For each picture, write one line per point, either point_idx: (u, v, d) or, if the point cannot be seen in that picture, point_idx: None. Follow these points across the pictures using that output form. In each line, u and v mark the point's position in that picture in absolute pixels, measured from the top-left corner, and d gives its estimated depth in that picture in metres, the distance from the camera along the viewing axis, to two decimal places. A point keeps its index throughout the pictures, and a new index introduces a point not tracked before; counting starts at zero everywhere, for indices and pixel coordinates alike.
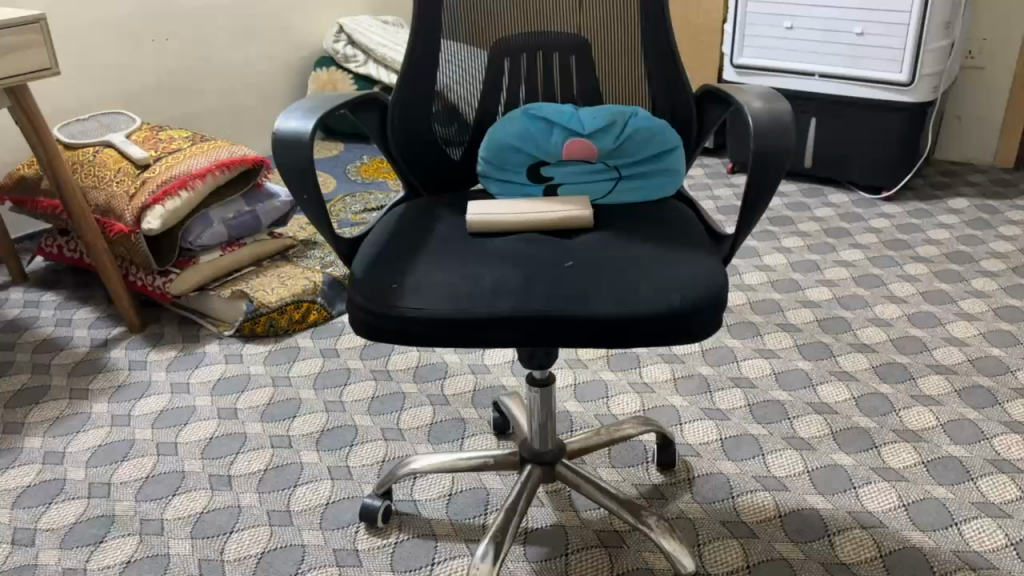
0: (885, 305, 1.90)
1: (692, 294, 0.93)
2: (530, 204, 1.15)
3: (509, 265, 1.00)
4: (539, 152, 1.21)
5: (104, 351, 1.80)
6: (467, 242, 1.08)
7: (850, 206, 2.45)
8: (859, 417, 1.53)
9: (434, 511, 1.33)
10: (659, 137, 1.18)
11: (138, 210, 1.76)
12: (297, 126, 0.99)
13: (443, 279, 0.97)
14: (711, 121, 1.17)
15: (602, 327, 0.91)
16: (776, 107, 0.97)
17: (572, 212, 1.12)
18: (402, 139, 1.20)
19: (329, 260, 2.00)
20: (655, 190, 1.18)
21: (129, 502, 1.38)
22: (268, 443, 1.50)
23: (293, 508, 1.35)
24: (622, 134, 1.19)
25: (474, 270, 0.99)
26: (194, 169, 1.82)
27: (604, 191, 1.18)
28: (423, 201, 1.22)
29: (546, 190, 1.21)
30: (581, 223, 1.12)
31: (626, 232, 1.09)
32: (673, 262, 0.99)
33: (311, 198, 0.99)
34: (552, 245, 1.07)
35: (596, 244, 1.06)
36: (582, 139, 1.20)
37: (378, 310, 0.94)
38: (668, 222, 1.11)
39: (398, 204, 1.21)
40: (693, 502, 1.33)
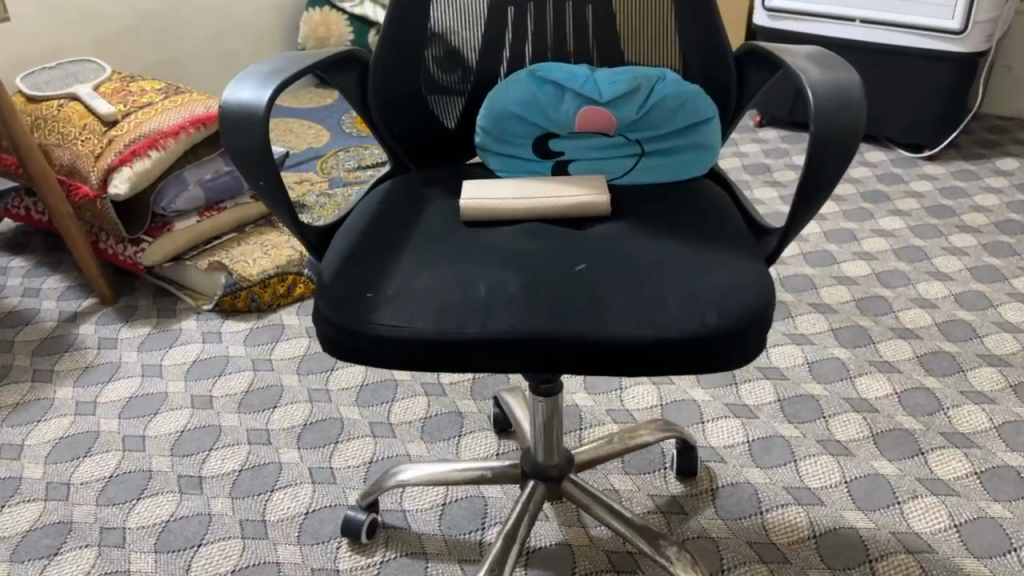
0: (929, 283, 1.72)
1: (730, 311, 0.75)
2: (534, 186, 0.97)
3: (509, 266, 0.83)
4: (547, 121, 1.02)
5: (72, 326, 1.65)
6: (459, 235, 0.91)
7: (888, 166, 2.25)
8: (902, 416, 1.37)
9: (426, 525, 1.19)
10: (690, 106, 0.99)
11: (105, 172, 1.60)
12: (248, 97, 0.81)
13: (427, 286, 0.79)
14: (754, 87, 0.98)
15: (620, 352, 0.74)
16: (840, 78, 0.79)
17: (586, 199, 0.94)
18: (387, 104, 1.02)
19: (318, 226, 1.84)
20: (683, 169, 1.00)
21: (89, 506, 1.25)
22: (244, 439, 1.36)
23: (268, 518, 1.21)
24: (647, 102, 0.99)
25: (464, 274, 0.82)
26: (166, 126, 1.64)
27: (623, 169, 1.01)
28: (411, 178, 1.04)
29: (555, 168, 1.03)
30: (596, 212, 0.94)
31: (648, 224, 0.92)
32: (707, 267, 0.82)
33: (269, 184, 0.81)
34: (561, 240, 0.89)
35: (612, 240, 0.88)
36: (599, 108, 1.00)
37: (345, 325, 0.77)
38: (700, 213, 0.93)
39: (382, 183, 1.04)
40: (717, 518, 1.19)
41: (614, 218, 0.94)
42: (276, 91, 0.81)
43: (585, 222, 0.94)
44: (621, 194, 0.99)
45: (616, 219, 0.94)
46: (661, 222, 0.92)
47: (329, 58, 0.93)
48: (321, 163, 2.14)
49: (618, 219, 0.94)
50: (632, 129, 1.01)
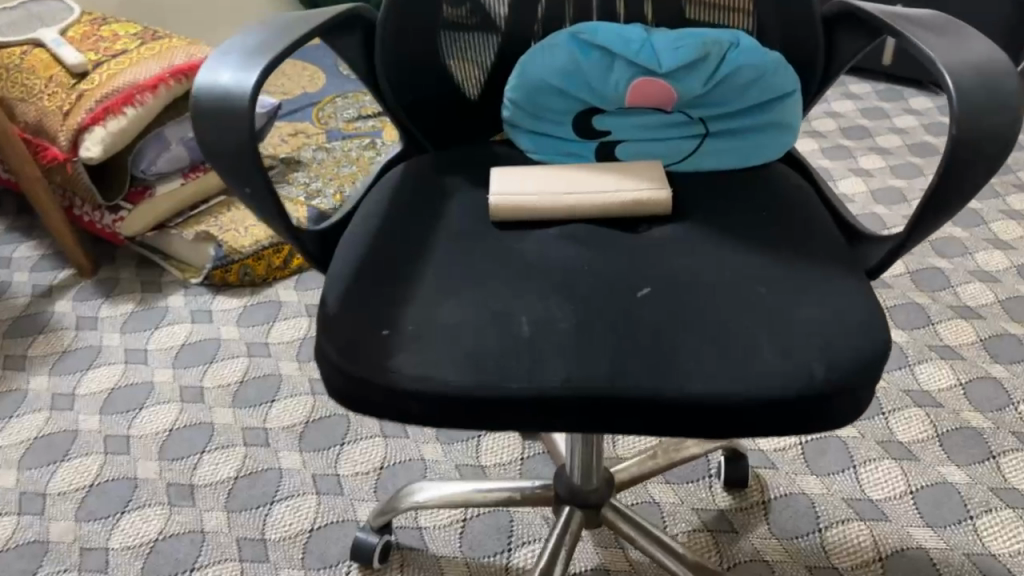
0: (989, 252, 1.57)
1: (836, 362, 0.60)
2: (578, 178, 0.81)
3: (555, 292, 0.67)
4: (591, 96, 0.85)
5: (48, 304, 1.50)
6: (490, 244, 0.75)
7: (935, 114, 2.07)
8: (969, 413, 1.24)
9: (445, 546, 1.07)
10: (767, 79, 0.82)
11: (76, 133, 1.42)
12: (228, 84, 0.64)
13: (457, 321, 0.64)
14: (846, 57, 0.81)
15: (701, 414, 0.59)
16: (982, 59, 0.62)
17: (641, 195, 0.78)
18: (398, 73, 0.86)
19: (314, 187, 1.67)
20: (755, 155, 0.83)
21: (68, 522, 1.12)
22: (239, 440, 1.22)
23: (269, 537, 1.09)
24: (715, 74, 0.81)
25: (501, 303, 0.66)
26: (143, 79, 1.45)
27: (682, 154, 0.84)
28: (425, 164, 0.87)
29: (600, 151, 0.87)
30: (651, 211, 0.78)
31: (718, 229, 0.76)
32: (800, 294, 0.66)
33: (256, 193, 0.65)
34: (613, 250, 0.73)
35: (678, 250, 0.72)
36: (657, 81, 0.83)
37: (357, 372, 0.62)
38: (779, 214, 0.77)
39: (394, 168, 0.88)
40: (770, 538, 1.07)
41: (673, 221, 0.78)
42: (263, 75, 0.64)
43: (639, 223, 0.78)
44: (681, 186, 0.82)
45: (677, 220, 0.78)
46: (733, 225, 0.76)
47: (329, 24, 0.75)
48: (318, 111, 1.95)
49: (680, 220, 0.78)
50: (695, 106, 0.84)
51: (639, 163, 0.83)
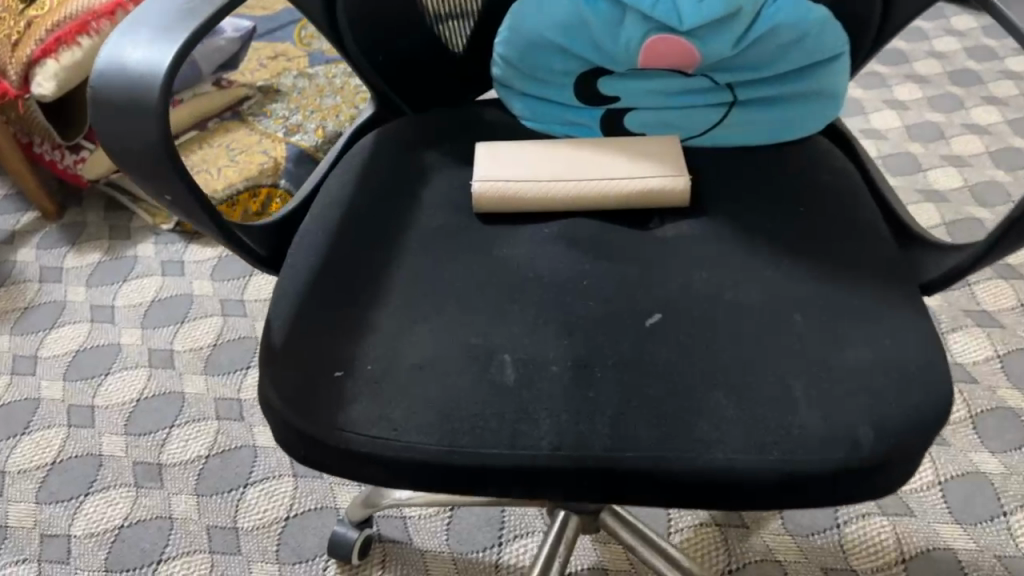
0: None
1: (888, 422, 0.49)
2: (578, 159, 0.68)
3: (546, 318, 0.55)
4: (597, 56, 0.71)
5: (9, 252, 1.39)
6: (472, 247, 0.63)
7: (978, 36, 1.88)
8: (1006, 390, 1.13)
9: (430, 539, 0.99)
10: (813, 41, 0.67)
11: (26, 67, 1.28)
12: (136, 66, 0.50)
13: (426, 361, 0.53)
14: (909, 14, 0.66)
15: (722, 489, 0.48)
16: None
17: (647, 184, 0.65)
18: (366, 27, 0.72)
19: (294, 121, 1.53)
20: (788, 129, 0.71)
21: (27, 505, 1.04)
22: (211, 413, 1.14)
23: (241, 525, 1.01)
24: (749, 38, 0.67)
25: (481, 333, 0.54)
26: (98, 4, 1.29)
27: (702, 126, 0.72)
28: (403, 133, 0.75)
29: (608, 120, 0.74)
30: (659, 204, 0.66)
31: (745, 228, 0.63)
32: (843, 325, 0.54)
33: (179, 201, 0.53)
34: (617, 257, 0.61)
35: (695, 260, 0.60)
36: (679, 45, 0.68)
37: (306, 429, 0.51)
38: (818, 207, 0.65)
39: (365, 138, 0.75)
40: (784, 534, 0.98)
41: (689, 216, 0.65)
42: (183, 50, 0.51)
43: (651, 217, 0.66)
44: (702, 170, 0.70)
45: (695, 214, 0.65)
46: (762, 224, 0.64)
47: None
48: (300, 29, 1.78)
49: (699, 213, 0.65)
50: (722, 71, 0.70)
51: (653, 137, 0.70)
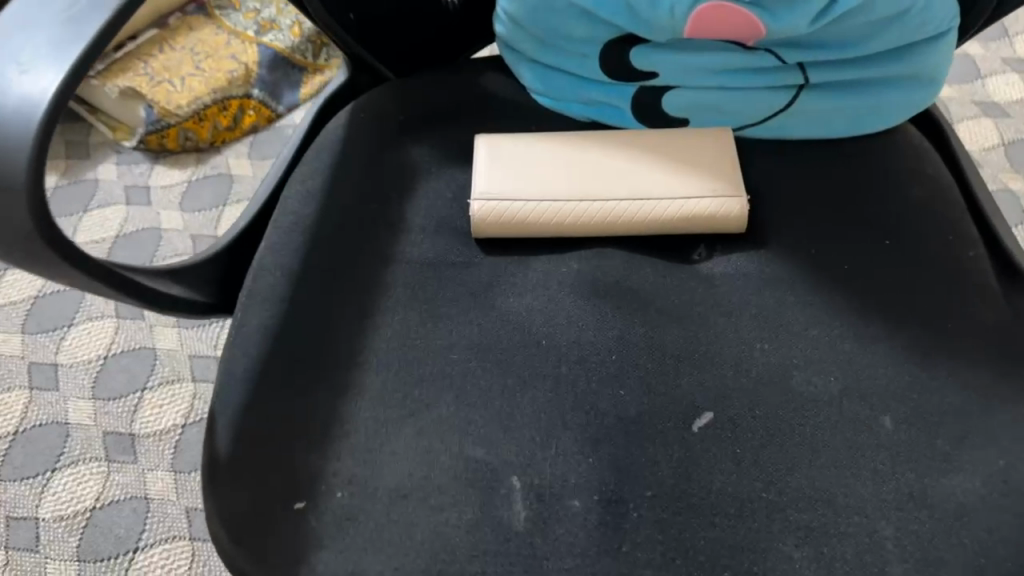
0: None
1: None
2: (604, 168, 0.54)
3: (568, 421, 0.44)
4: (631, 24, 0.55)
5: None
6: (472, 297, 0.50)
7: None
8: None
9: None
10: (918, 20, 0.51)
11: None
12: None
13: (416, 491, 0.41)
14: None
15: None
16: None
17: (690, 206, 0.52)
18: None
19: (266, 14, 1.34)
20: (868, 122, 0.56)
21: None
22: (186, 373, 1.04)
23: None
24: (832, 16, 0.51)
25: (482, 444, 0.43)
26: None
27: (759, 114, 0.57)
28: (383, 113, 0.60)
29: (639, 101, 0.59)
30: (702, 229, 0.53)
31: (813, 272, 0.50)
32: (942, 439, 0.43)
33: (78, 282, 0.40)
34: (656, 317, 0.48)
35: (751, 324, 0.48)
36: (738, 18, 0.52)
37: None
38: (909, 241, 0.51)
39: (336, 117, 0.60)
40: None
41: (740, 249, 0.52)
42: (71, 74, 0.37)
43: (692, 248, 0.53)
44: (756, 178, 0.56)
45: (748, 247, 0.52)
46: (834, 266, 0.51)
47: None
48: None
49: (753, 245, 0.52)
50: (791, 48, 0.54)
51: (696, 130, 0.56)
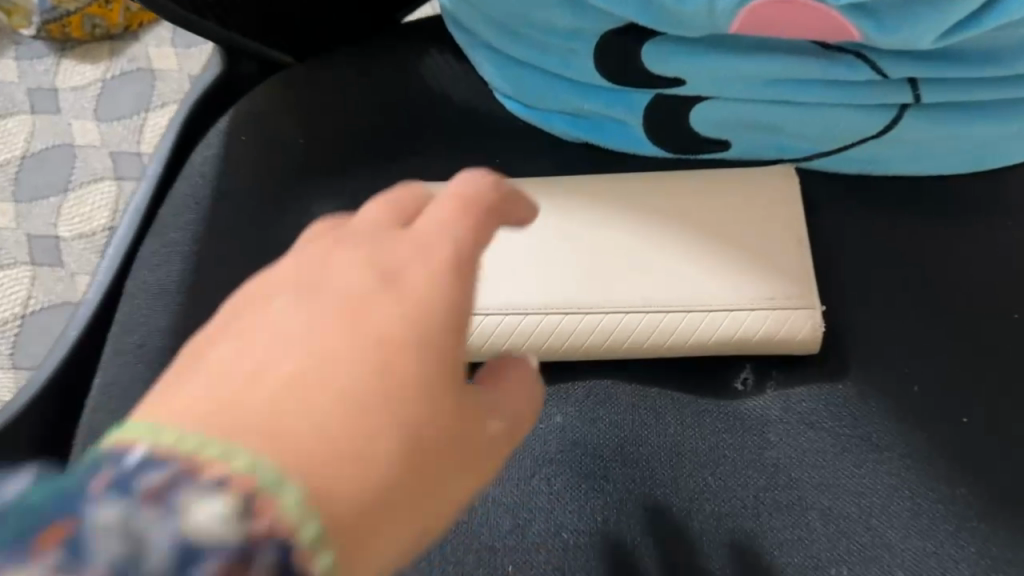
0: None
1: None
2: (599, 266, 0.36)
3: None
4: (652, 21, 0.34)
5: None
6: None
7: None
8: None
9: None
10: None
11: None
12: None
13: None
14: None
15: None
16: None
17: (735, 329, 0.35)
18: None
19: None
20: (993, 153, 0.38)
21: None
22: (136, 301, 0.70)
23: None
24: (978, 25, 0.31)
25: None
26: None
27: (836, 137, 0.38)
28: (273, 131, 0.41)
29: (655, 113, 0.39)
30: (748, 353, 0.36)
31: (904, 429, 0.34)
32: None
33: None
34: (687, 519, 0.33)
35: (820, 530, 0.32)
36: (820, 21, 0.32)
37: None
38: None
39: (204, 141, 0.42)
40: None
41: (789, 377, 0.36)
42: None
43: (735, 371, 0.37)
44: (825, 249, 0.38)
45: (797, 371, 0.36)
46: (937, 419, 0.34)
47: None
48: None
49: (804, 369, 0.36)
50: (898, 54, 0.35)
51: (747, 177, 0.38)
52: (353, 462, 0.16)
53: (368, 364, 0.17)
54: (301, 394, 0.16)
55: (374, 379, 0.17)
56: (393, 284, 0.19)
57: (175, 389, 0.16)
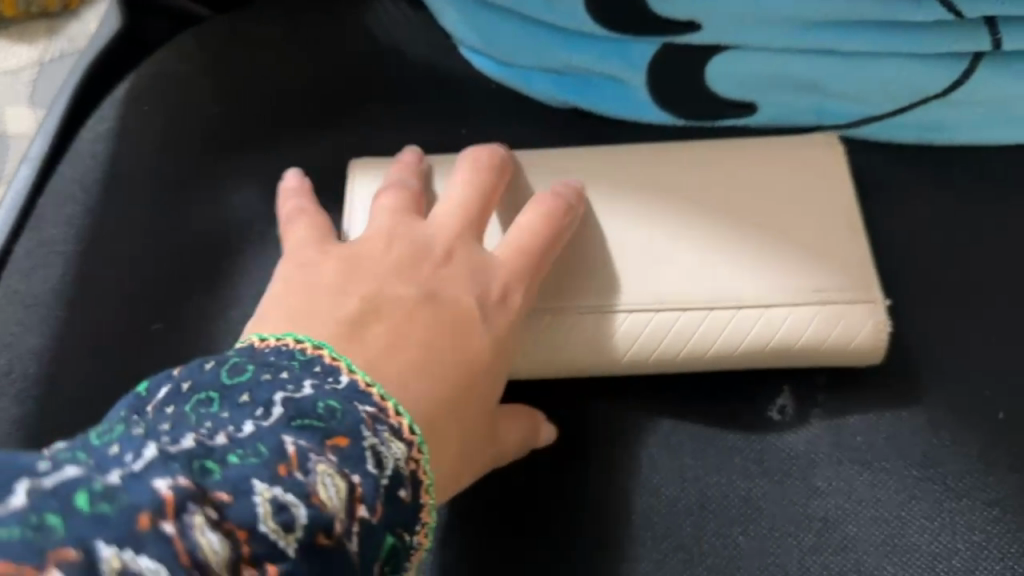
0: None
1: None
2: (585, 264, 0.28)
3: None
4: None
5: None
6: None
7: None
8: None
9: None
10: None
11: None
12: None
13: None
14: None
15: None
16: None
17: (769, 335, 0.27)
18: None
19: None
20: None
21: None
22: None
23: None
24: None
25: None
26: None
27: (892, 101, 0.30)
28: (183, 101, 0.33)
29: (661, 70, 0.31)
30: (784, 363, 0.28)
31: (989, 469, 0.26)
32: None
33: None
34: None
35: None
36: None
37: None
38: None
39: (97, 115, 0.34)
40: None
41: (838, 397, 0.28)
42: None
43: (767, 395, 0.28)
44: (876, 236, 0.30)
45: (849, 391, 0.28)
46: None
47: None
48: None
49: (855, 389, 0.28)
50: None
51: (779, 144, 0.30)
52: (438, 434, 0.22)
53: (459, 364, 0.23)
54: (425, 370, 0.22)
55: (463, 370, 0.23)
56: (493, 311, 0.25)
57: (335, 333, 0.22)
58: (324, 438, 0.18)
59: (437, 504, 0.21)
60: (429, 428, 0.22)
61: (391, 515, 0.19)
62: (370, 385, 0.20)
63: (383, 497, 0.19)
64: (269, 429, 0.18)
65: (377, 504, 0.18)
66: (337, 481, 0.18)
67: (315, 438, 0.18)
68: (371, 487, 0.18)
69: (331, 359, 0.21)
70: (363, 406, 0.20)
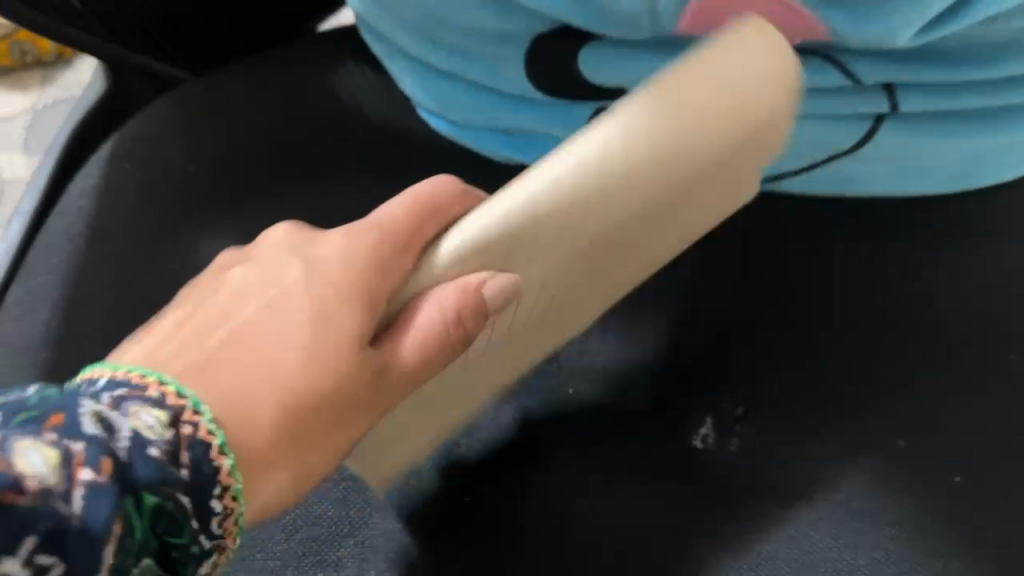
0: None
1: None
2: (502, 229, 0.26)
3: None
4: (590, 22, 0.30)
5: None
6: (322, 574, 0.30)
7: None
8: None
9: None
10: None
11: None
12: None
13: None
14: None
15: None
16: None
17: (650, 143, 0.25)
18: None
19: None
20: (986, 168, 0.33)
21: None
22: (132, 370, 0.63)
23: None
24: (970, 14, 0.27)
25: None
26: None
27: (807, 158, 0.33)
28: (161, 157, 0.37)
29: None
30: (663, 142, 0.25)
31: (882, 487, 0.29)
32: None
33: None
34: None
35: None
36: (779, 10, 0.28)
37: None
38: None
39: (83, 172, 0.37)
40: None
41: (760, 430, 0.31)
42: None
43: (694, 426, 0.31)
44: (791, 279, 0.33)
45: (770, 424, 0.31)
46: (923, 472, 0.29)
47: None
48: None
49: (774, 423, 0.31)
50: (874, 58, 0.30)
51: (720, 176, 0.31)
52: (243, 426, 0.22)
53: (287, 368, 0.23)
54: (239, 372, 0.22)
55: (291, 375, 0.23)
56: (330, 289, 0.24)
57: (159, 358, 0.23)
58: (41, 422, 0.19)
59: (241, 469, 0.21)
60: (234, 423, 0.22)
61: (137, 473, 0.19)
62: (125, 377, 0.21)
63: (110, 459, 0.19)
64: (50, 435, 0.18)
65: (104, 465, 0.18)
66: (48, 452, 0.18)
67: (34, 425, 0.19)
68: (95, 449, 0.19)
69: (92, 374, 0.22)
70: (97, 398, 0.20)
